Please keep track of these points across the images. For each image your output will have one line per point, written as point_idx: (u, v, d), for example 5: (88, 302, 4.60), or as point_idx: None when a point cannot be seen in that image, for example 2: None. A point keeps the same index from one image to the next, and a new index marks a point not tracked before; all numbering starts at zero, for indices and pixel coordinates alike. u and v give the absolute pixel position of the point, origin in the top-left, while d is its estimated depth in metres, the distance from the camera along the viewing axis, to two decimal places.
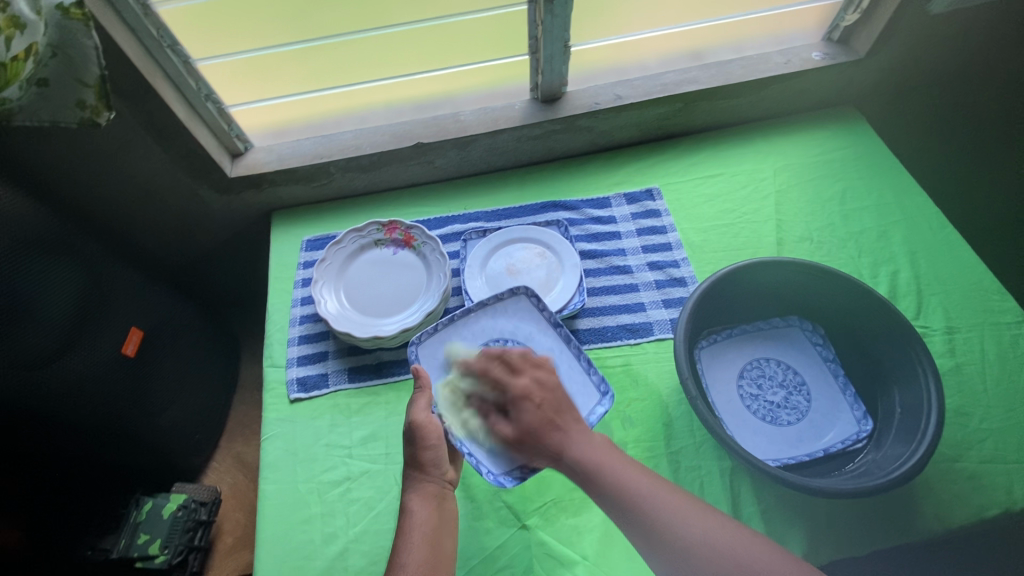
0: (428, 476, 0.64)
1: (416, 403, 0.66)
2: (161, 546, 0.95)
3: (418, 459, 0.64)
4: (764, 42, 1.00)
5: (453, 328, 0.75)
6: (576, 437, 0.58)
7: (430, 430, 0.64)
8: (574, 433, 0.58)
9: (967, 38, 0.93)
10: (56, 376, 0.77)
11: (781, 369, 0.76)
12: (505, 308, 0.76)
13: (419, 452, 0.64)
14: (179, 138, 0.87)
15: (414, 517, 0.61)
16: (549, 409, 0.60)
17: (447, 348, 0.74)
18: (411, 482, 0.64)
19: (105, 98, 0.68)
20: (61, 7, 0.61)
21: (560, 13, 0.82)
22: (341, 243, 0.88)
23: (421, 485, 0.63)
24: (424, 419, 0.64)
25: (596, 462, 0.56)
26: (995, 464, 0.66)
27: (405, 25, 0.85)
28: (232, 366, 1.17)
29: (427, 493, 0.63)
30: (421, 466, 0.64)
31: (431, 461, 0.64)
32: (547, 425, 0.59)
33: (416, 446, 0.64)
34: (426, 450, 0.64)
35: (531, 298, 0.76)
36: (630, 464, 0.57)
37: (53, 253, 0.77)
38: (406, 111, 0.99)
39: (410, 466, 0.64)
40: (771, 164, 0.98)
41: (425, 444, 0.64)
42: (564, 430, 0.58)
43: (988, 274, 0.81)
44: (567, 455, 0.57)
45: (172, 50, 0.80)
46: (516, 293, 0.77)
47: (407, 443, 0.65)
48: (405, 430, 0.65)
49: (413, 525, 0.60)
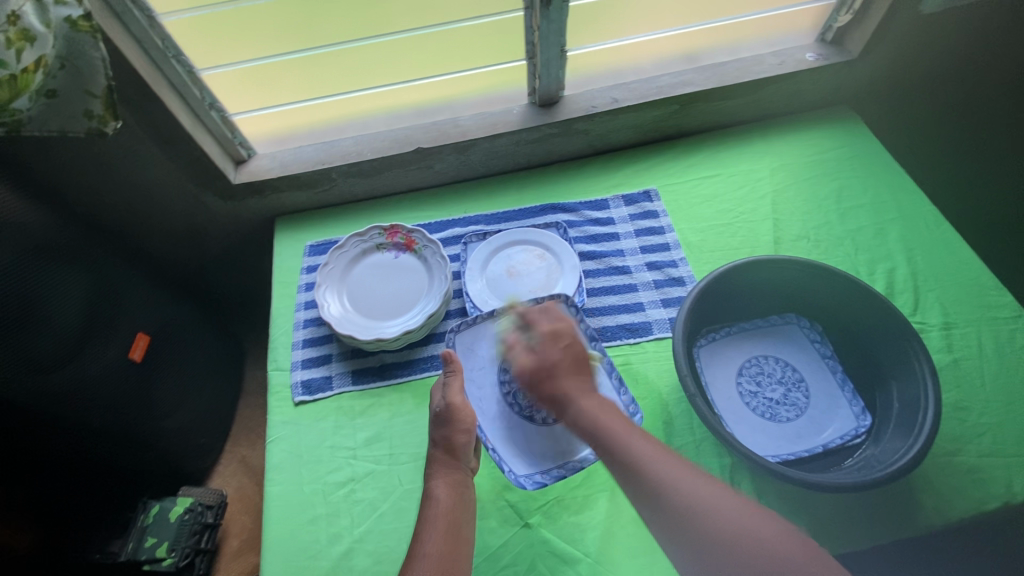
0: (455, 462, 0.65)
1: (449, 386, 0.68)
2: (168, 549, 0.95)
3: (451, 441, 0.65)
4: (758, 44, 1.01)
5: (492, 324, 0.76)
6: (586, 393, 0.61)
7: (464, 414, 0.66)
8: (588, 386, 0.62)
9: (960, 37, 0.94)
10: (70, 379, 0.79)
11: (779, 366, 0.77)
12: None
13: (451, 434, 0.65)
14: (182, 146, 0.88)
15: (437, 506, 0.62)
16: (568, 357, 0.64)
17: (484, 343, 0.75)
18: (439, 467, 0.64)
19: (112, 107, 0.70)
20: (70, 19, 0.62)
21: (556, 18, 0.84)
22: (344, 247, 0.90)
23: (448, 472, 0.64)
24: (459, 402, 0.66)
25: (603, 420, 0.59)
26: (994, 458, 0.67)
27: (404, 33, 0.86)
28: (237, 369, 1.18)
29: (452, 480, 0.64)
30: (451, 450, 0.65)
31: (462, 446, 0.65)
32: (572, 368, 0.63)
33: (447, 428, 0.65)
34: (458, 433, 0.65)
35: (570, 306, 0.76)
36: (639, 434, 0.58)
37: (61, 260, 0.78)
38: (406, 116, 1.01)
39: (439, 448, 0.65)
40: (767, 163, 0.99)
41: (457, 426, 0.65)
42: (581, 381, 0.62)
43: (984, 269, 0.81)
44: (578, 402, 0.60)
45: (176, 60, 0.82)
46: (555, 298, 0.77)
47: (437, 425, 0.66)
48: (438, 412, 0.67)
49: (436, 514, 0.61)
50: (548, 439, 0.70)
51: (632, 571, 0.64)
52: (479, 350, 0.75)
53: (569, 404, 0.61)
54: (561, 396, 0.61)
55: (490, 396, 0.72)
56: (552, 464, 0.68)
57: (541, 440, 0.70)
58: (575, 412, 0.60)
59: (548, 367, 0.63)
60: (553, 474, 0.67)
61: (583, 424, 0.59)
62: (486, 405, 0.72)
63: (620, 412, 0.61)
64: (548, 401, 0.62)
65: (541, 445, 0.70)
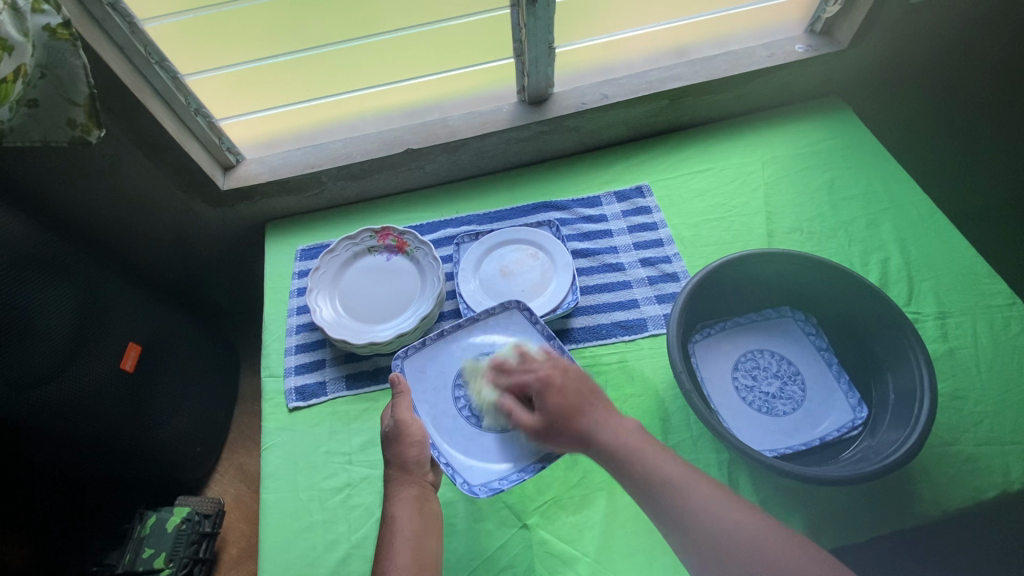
0: (412, 476, 0.64)
1: (397, 405, 0.67)
2: (166, 559, 0.92)
3: (402, 457, 0.65)
4: (748, 36, 1.01)
5: (440, 343, 0.75)
6: (605, 423, 0.58)
7: (413, 429, 0.66)
8: (604, 417, 0.59)
9: (949, 26, 0.94)
10: (61, 392, 0.78)
11: (775, 360, 0.77)
12: (496, 322, 0.77)
13: (403, 449, 0.65)
14: (169, 152, 0.88)
15: (396, 522, 0.61)
16: (574, 391, 0.60)
17: (434, 362, 0.74)
18: (395, 484, 0.64)
19: (95, 116, 0.69)
20: (49, 28, 0.61)
21: (543, 15, 0.83)
22: (335, 251, 0.89)
23: (406, 488, 0.64)
24: (407, 419, 0.66)
25: (622, 450, 0.56)
26: (992, 446, 0.66)
27: (391, 33, 0.85)
28: (232, 376, 1.17)
29: (411, 494, 0.63)
30: (406, 465, 0.65)
31: (415, 459, 0.65)
32: (577, 405, 0.59)
33: (398, 445, 0.65)
34: (410, 448, 0.65)
35: (523, 311, 0.76)
36: (647, 441, 0.57)
37: (49, 273, 0.78)
38: (395, 118, 1.00)
39: (393, 466, 0.65)
40: (759, 156, 0.99)
41: (408, 441, 0.65)
42: (594, 414, 0.59)
43: (978, 257, 0.81)
44: (598, 439, 0.57)
45: (160, 66, 0.81)
46: (508, 307, 0.77)
47: (389, 443, 0.66)
48: (390, 431, 0.66)
49: (395, 531, 0.60)
50: (506, 443, 0.68)
51: (630, 570, 0.64)
52: (430, 370, 0.74)
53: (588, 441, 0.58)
54: (583, 435, 0.58)
55: (445, 412, 0.71)
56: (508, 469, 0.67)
57: (500, 447, 0.68)
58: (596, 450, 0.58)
59: (552, 418, 0.59)
60: (512, 478, 0.65)
61: (603, 453, 0.57)
62: (442, 421, 0.70)
63: (635, 424, 0.59)
64: (571, 444, 0.59)
65: (497, 454, 0.68)
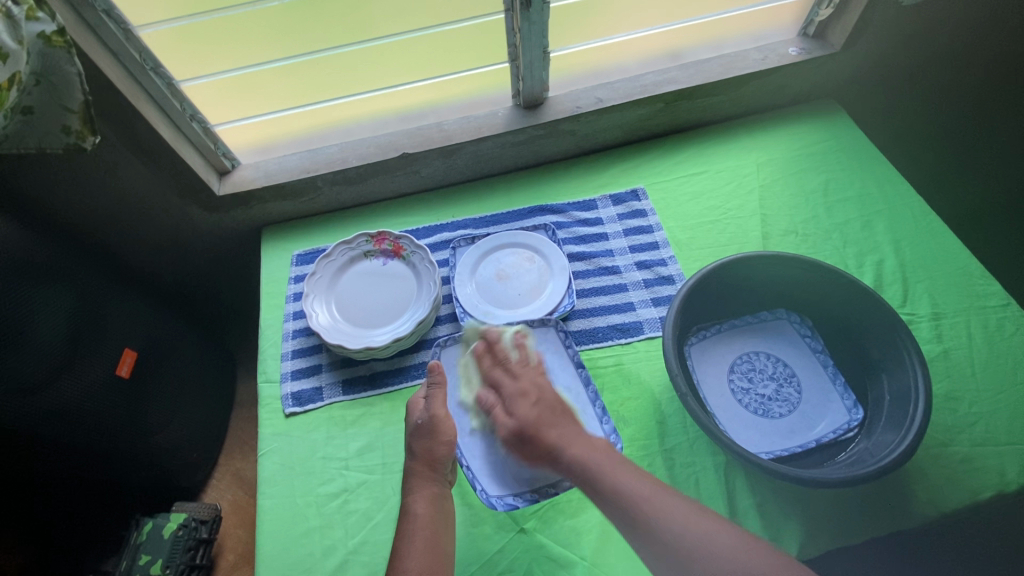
0: (434, 475, 0.65)
1: (433, 397, 0.69)
2: (162, 566, 0.91)
3: (430, 452, 0.66)
4: (741, 40, 1.01)
5: (477, 347, 0.77)
6: (575, 437, 0.62)
7: (446, 426, 0.67)
8: (572, 432, 0.63)
9: (941, 29, 0.94)
10: (56, 399, 0.78)
11: (771, 362, 0.77)
12: (529, 336, 0.79)
13: (433, 446, 0.66)
14: (164, 159, 0.88)
15: (415, 520, 0.62)
16: (547, 409, 0.65)
17: (468, 364, 0.76)
18: (416, 481, 0.65)
19: (90, 122, 0.69)
20: (44, 35, 0.61)
21: (537, 20, 0.84)
22: (331, 256, 0.89)
23: (426, 486, 0.64)
24: (441, 414, 0.68)
25: (592, 464, 0.59)
26: (987, 447, 0.67)
27: (386, 38, 0.85)
28: (228, 381, 1.17)
29: (429, 493, 0.64)
30: (430, 462, 0.65)
31: (441, 458, 0.66)
32: (548, 419, 0.64)
33: (428, 440, 0.66)
34: (440, 445, 0.66)
35: (559, 332, 0.79)
36: (620, 462, 0.59)
37: (46, 279, 0.78)
38: (391, 122, 1.00)
39: (418, 461, 0.66)
40: (753, 158, 0.99)
41: (440, 439, 0.66)
42: (566, 430, 0.63)
43: (972, 258, 0.81)
44: (568, 451, 0.61)
45: (155, 72, 0.81)
46: (545, 323, 0.80)
47: (418, 437, 0.67)
48: (421, 424, 0.67)
49: (413, 529, 0.61)
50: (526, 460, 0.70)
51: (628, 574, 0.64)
52: (464, 370, 0.76)
53: (557, 454, 0.61)
54: (551, 447, 0.62)
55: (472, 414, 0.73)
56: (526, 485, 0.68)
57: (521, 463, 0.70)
58: (564, 464, 0.61)
59: (524, 425, 0.64)
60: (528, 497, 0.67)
61: (574, 469, 0.60)
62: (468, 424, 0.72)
63: (607, 445, 0.62)
64: (540, 457, 0.63)
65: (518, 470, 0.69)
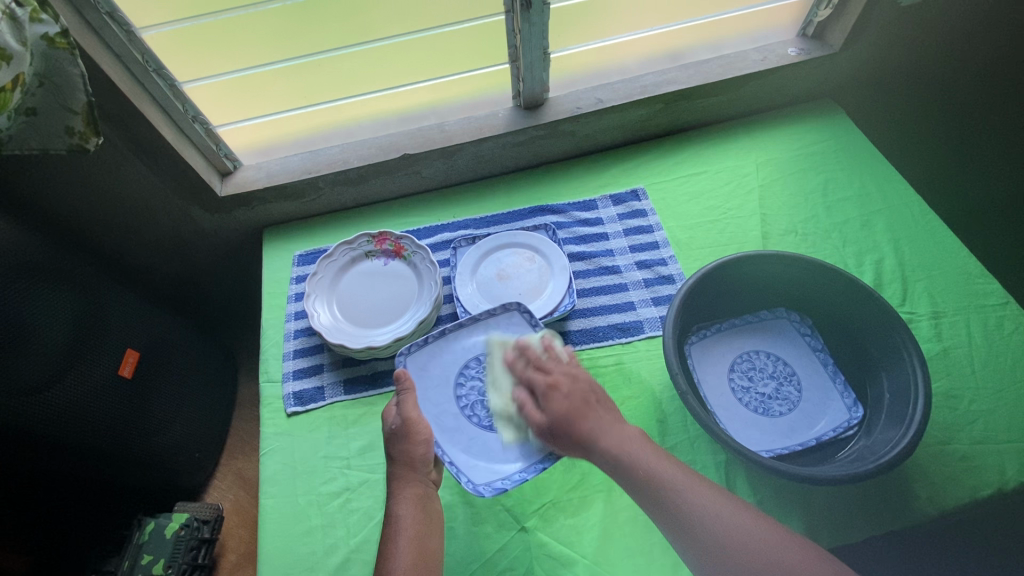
0: (416, 475, 0.65)
1: (404, 402, 0.67)
2: (165, 566, 0.92)
3: (408, 454, 0.65)
4: (740, 41, 1.02)
5: (443, 342, 0.74)
6: (609, 427, 0.61)
7: (421, 426, 0.66)
8: (607, 421, 0.61)
9: (940, 29, 0.95)
10: (59, 399, 0.78)
11: (771, 361, 0.77)
12: (496, 324, 0.75)
13: (410, 447, 0.65)
14: (168, 160, 0.88)
15: (413, 518, 0.62)
16: (579, 398, 0.63)
17: (437, 360, 0.73)
18: (399, 483, 0.64)
19: (93, 124, 0.69)
20: (47, 37, 0.61)
21: (537, 22, 0.84)
22: (332, 256, 0.89)
23: (409, 488, 0.64)
24: (416, 416, 0.66)
25: (628, 451, 0.58)
26: (987, 445, 0.67)
27: (386, 40, 0.86)
28: (230, 382, 1.17)
29: (415, 494, 0.64)
30: (411, 463, 0.65)
31: (421, 457, 0.65)
32: (582, 409, 0.62)
33: (405, 442, 0.65)
34: (417, 446, 0.65)
35: (524, 313, 0.75)
36: (645, 444, 0.59)
37: (48, 280, 0.78)
38: (391, 123, 1.01)
39: (399, 464, 0.65)
40: (753, 158, 1.00)
41: (418, 437, 0.66)
42: (600, 420, 0.61)
43: (971, 257, 0.82)
44: (600, 442, 0.59)
45: (158, 74, 0.82)
46: (508, 309, 0.75)
47: (394, 441, 0.66)
48: (395, 429, 0.66)
49: (412, 526, 0.61)
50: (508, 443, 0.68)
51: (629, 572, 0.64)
52: (433, 367, 0.73)
53: (592, 446, 0.60)
54: (584, 438, 0.60)
55: (447, 410, 0.70)
56: (513, 469, 0.66)
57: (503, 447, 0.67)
58: (598, 454, 0.59)
59: (557, 417, 0.62)
60: (516, 478, 0.65)
61: (607, 459, 0.59)
62: (445, 420, 0.69)
63: (637, 431, 0.61)
64: (571, 447, 0.61)
65: (503, 453, 0.67)
